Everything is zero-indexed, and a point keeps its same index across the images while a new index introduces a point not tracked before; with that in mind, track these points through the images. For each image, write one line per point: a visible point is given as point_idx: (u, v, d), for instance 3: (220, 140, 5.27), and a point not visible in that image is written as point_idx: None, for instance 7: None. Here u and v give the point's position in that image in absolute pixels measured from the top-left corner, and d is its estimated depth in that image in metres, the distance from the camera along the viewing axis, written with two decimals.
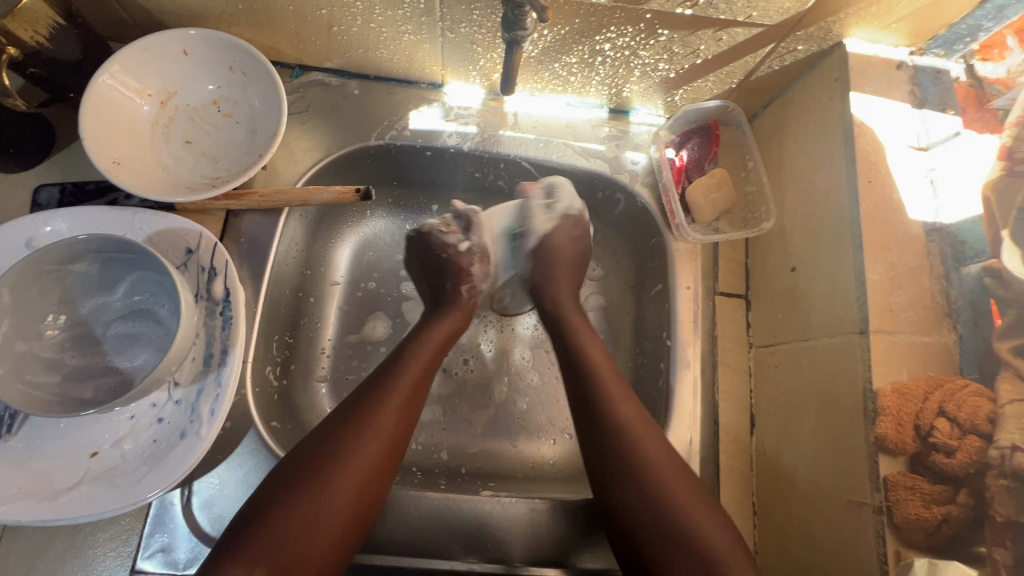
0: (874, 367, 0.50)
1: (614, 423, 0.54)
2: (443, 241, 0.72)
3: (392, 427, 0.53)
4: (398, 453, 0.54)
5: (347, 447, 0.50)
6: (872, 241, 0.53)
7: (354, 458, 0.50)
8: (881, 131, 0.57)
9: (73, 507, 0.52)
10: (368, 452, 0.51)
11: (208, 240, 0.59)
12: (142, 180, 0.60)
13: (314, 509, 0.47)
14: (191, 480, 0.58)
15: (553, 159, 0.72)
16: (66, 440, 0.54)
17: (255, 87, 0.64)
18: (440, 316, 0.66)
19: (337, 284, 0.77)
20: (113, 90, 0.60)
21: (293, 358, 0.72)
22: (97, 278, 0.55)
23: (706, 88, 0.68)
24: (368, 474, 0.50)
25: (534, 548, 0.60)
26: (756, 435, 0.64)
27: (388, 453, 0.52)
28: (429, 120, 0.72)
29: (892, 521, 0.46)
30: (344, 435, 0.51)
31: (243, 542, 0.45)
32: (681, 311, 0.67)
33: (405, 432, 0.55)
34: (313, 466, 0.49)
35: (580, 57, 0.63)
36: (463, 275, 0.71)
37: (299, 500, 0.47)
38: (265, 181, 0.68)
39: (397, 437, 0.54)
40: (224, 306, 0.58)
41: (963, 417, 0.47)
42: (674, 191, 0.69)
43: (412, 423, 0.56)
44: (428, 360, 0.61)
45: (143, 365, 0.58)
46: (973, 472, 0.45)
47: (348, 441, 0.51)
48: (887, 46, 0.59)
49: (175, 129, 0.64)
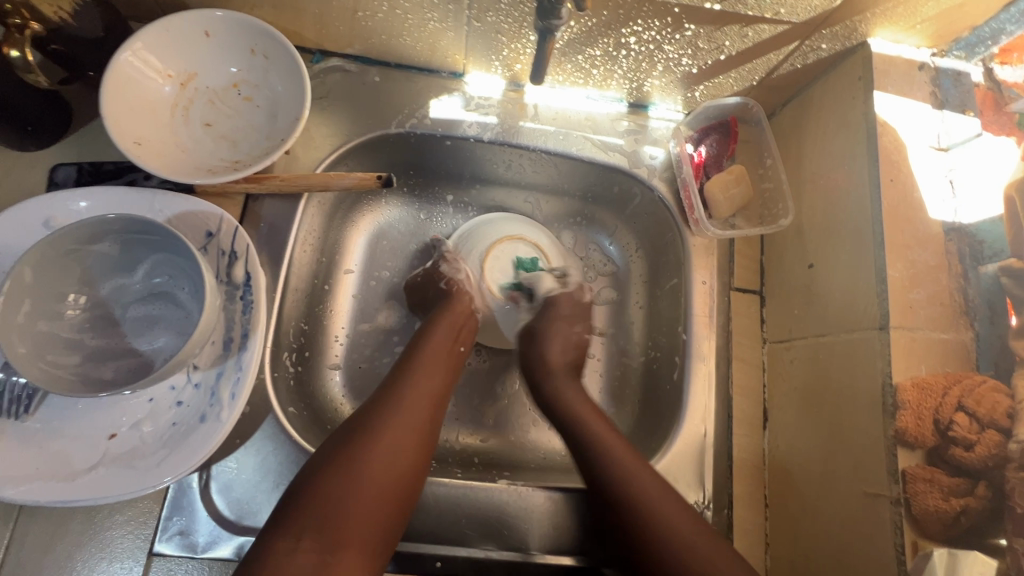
0: (894, 362, 0.50)
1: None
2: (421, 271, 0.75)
3: (418, 409, 0.55)
4: (429, 435, 0.55)
5: (379, 425, 0.52)
6: (893, 239, 0.54)
7: (388, 435, 0.51)
8: (903, 130, 0.58)
9: (92, 489, 0.52)
10: (400, 430, 0.53)
11: (229, 223, 0.58)
12: (162, 162, 0.59)
13: (355, 482, 0.47)
14: (209, 464, 0.58)
15: (572, 152, 0.72)
16: (84, 421, 0.54)
17: (277, 71, 0.63)
18: (451, 309, 0.68)
19: (350, 273, 0.77)
20: (135, 69, 0.59)
21: (308, 345, 0.71)
22: (118, 259, 0.55)
23: (727, 84, 0.68)
24: (403, 451, 0.51)
25: (550, 536, 0.61)
26: (768, 431, 0.64)
27: (419, 434, 0.54)
28: (449, 110, 0.72)
29: (910, 512, 0.47)
30: (379, 412, 0.53)
31: (288, 516, 0.45)
32: (697, 306, 0.68)
33: (433, 417, 0.57)
34: (349, 442, 0.50)
35: (604, 50, 0.63)
36: (439, 279, 0.73)
37: (340, 473, 0.48)
38: (284, 166, 0.68)
39: (425, 420, 0.55)
40: (245, 290, 0.58)
41: (982, 412, 0.48)
42: (693, 185, 0.69)
43: (439, 409, 0.58)
44: (445, 350, 0.63)
45: (163, 347, 0.58)
46: (991, 465, 0.47)
47: (380, 421, 0.53)
48: (910, 47, 0.60)
49: (194, 111, 0.63)
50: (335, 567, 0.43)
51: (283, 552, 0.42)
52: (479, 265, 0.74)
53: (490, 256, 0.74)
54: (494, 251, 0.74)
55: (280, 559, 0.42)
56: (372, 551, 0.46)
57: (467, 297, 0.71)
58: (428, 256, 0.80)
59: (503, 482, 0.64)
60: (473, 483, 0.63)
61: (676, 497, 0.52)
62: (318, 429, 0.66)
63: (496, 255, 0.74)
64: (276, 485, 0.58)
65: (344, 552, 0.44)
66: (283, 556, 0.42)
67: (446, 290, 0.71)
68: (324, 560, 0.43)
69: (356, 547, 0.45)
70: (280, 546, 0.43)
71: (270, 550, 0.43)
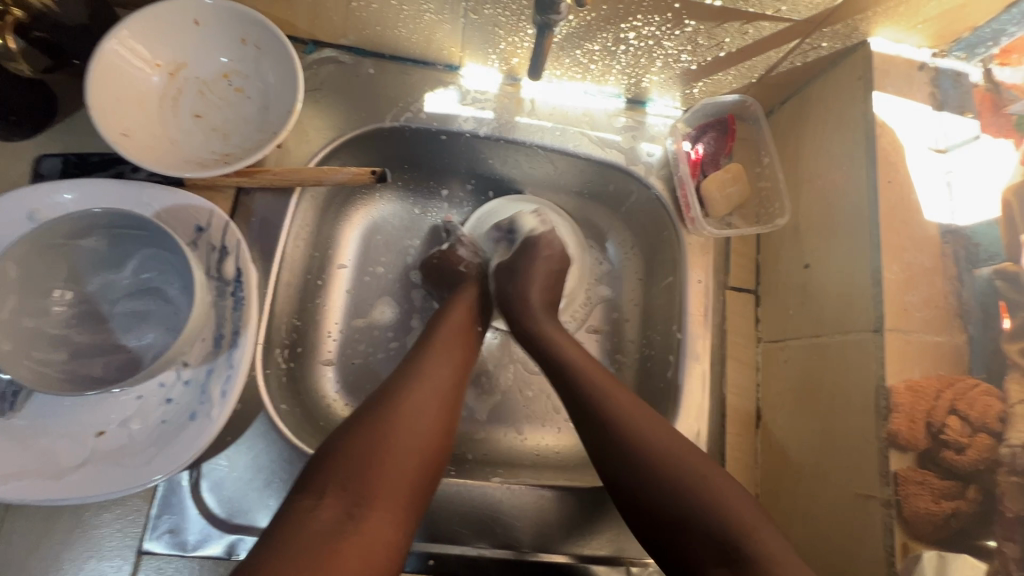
0: (888, 365, 0.51)
1: (623, 413, 0.52)
2: (438, 250, 0.75)
3: (440, 376, 0.56)
4: (453, 404, 0.55)
5: (403, 390, 0.53)
6: (889, 241, 0.54)
7: (410, 400, 0.52)
8: (901, 131, 0.57)
9: (79, 487, 0.51)
10: (423, 397, 0.53)
11: (219, 218, 0.57)
12: (151, 154, 0.58)
13: (379, 443, 0.48)
14: (199, 462, 0.57)
15: (569, 148, 0.72)
16: (72, 419, 0.53)
17: (268, 62, 0.62)
18: (468, 289, 0.69)
19: (343, 268, 0.76)
20: (122, 58, 0.57)
21: (300, 341, 0.71)
22: (106, 254, 0.54)
23: (726, 82, 0.68)
24: (427, 416, 0.52)
25: (542, 534, 0.61)
26: (761, 430, 0.64)
27: (442, 398, 0.54)
28: (445, 103, 0.71)
29: (901, 514, 0.48)
30: (402, 379, 0.54)
31: (312, 478, 0.46)
32: (692, 304, 0.67)
33: (457, 386, 0.57)
34: (372, 408, 0.51)
35: (603, 45, 0.62)
36: (457, 263, 0.72)
37: (362, 434, 0.48)
38: (277, 159, 0.66)
39: (449, 389, 0.56)
40: (236, 286, 0.57)
41: (974, 416, 0.48)
42: (690, 183, 0.69)
43: (461, 380, 0.58)
44: (463, 324, 0.64)
45: (151, 344, 0.56)
46: (983, 468, 0.47)
47: (403, 386, 0.53)
48: (910, 46, 0.59)
49: (184, 102, 0.61)
50: (358, 521, 0.43)
51: (306, 509, 0.43)
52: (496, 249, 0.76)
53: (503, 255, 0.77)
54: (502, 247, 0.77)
55: (301, 517, 0.43)
56: (400, 510, 0.46)
57: (481, 281, 0.72)
58: (438, 240, 0.80)
59: (497, 480, 0.64)
60: (467, 480, 0.63)
61: (668, 434, 0.51)
62: (310, 426, 0.65)
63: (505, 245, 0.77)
64: (267, 483, 0.58)
65: (368, 509, 0.44)
66: (305, 514, 0.43)
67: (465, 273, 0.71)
68: (347, 514, 0.43)
69: (381, 504, 0.45)
70: (302, 506, 0.44)
71: (294, 508, 0.44)
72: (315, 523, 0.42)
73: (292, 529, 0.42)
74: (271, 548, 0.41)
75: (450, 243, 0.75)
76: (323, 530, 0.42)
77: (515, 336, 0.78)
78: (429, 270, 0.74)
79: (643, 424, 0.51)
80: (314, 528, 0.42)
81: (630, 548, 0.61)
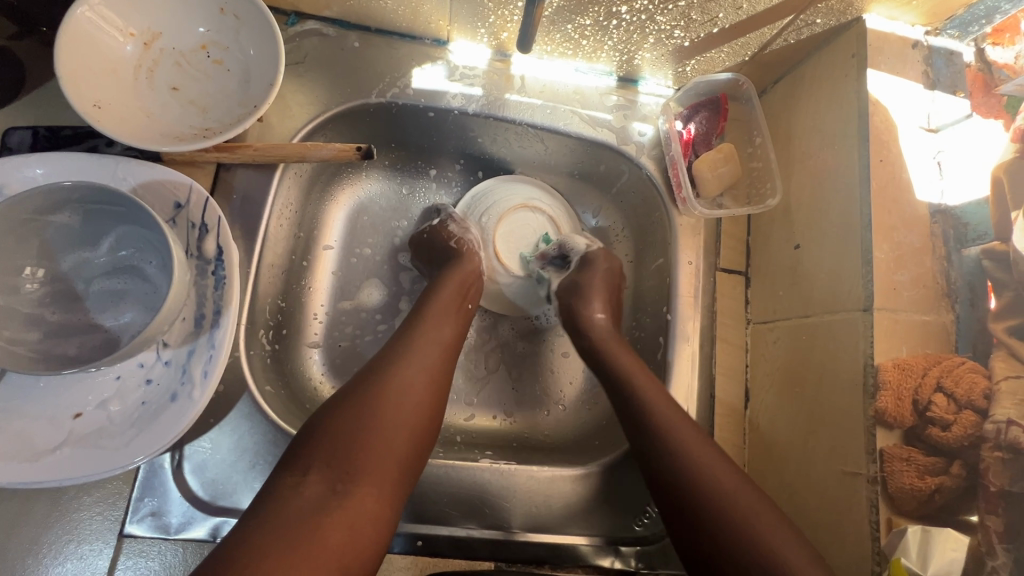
0: (876, 344, 0.51)
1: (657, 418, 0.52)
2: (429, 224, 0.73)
3: (428, 353, 0.55)
4: (442, 381, 0.54)
5: (391, 366, 0.52)
6: (880, 220, 0.54)
7: (397, 375, 0.51)
8: (894, 109, 0.57)
9: (56, 470, 0.50)
10: (411, 374, 0.52)
11: (198, 194, 0.55)
12: (125, 127, 0.55)
13: (366, 419, 0.47)
14: (182, 444, 0.56)
15: (559, 127, 0.70)
16: (47, 400, 0.51)
17: (248, 32, 0.60)
18: (461, 264, 0.67)
19: (329, 249, 0.74)
20: (93, 25, 0.55)
21: (286, 323, 0.69)
22: (80, 231, 0.52)
23: (719, 59, 0.67)
24: (414, 391, 0.51)
25: (531, 515, 0.61)
26: (749, 410, 0.65)
27: (430, 374, 0.53)
28: (433, 79, 0.69)
29: (886, 490, 0.48)
30: (389, 355, 0.53)
31: (297, 454, 0.45)
32: (682, 285, 0.67)
33: (445, 363, 0.56)
34: (359, 384, 0.50)
35: (595, 19, 0.61)
36: (447, 238, 0.71)
37: (348, 411, 0.47)
38: (258, 135, 0.64)
39: (438, 365, 0.54)
40: (217, 265, 0.55)
41: (959, 393, 0.48)
42: (681, 163, 0.68)
43: (451, 356, 0.57)
44: (452, 301, 0.62)
45: (130, 323, 0.55)
46: (967, 445, 0.47)
47: (391, 362, 0.52)
48: (904, 24, 0.59)
49: (159, 73, 0.59)
50: (343, 496, 0.43)
51: (290, 486, 0.43)
52: (495, 226, 0.75)
53: (498, 238, 0.75)
54: (500, 229, 0.75)
55: (286, 493, 0.42)
56: (387, 486, 0.45)
57: (476, 256, 0.70)
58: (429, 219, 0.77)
59: (487, 462, 0.64)
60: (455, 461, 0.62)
61: (707, 441, 0.50)
62: (296, 409, 0.64)
63: (503, 228, 0.75)
64: (252, 465, 0.57)
65: (354, 485, 0.44)
66: (289, 490, 0.42)
67: (457, 248, 0.69)
68: (332, 490, 0.43)
69: (367, 480, 0.44)
70: (288, 482, 0.43)
71: (278, 485, 0.43)
72: (299, 499, 0.42)
73: (275, 505, 0.42)
74: (255, 522, 0.40)
75: (440, 219, 0.74)
76: (308, 506, 0.42)
77: (506, 319, 0.77)
78: (420, 245, 0.73)
79: (691, 433, 0.51)
80: (299, 503, 0.42)
81: (619, 527, 0.62)
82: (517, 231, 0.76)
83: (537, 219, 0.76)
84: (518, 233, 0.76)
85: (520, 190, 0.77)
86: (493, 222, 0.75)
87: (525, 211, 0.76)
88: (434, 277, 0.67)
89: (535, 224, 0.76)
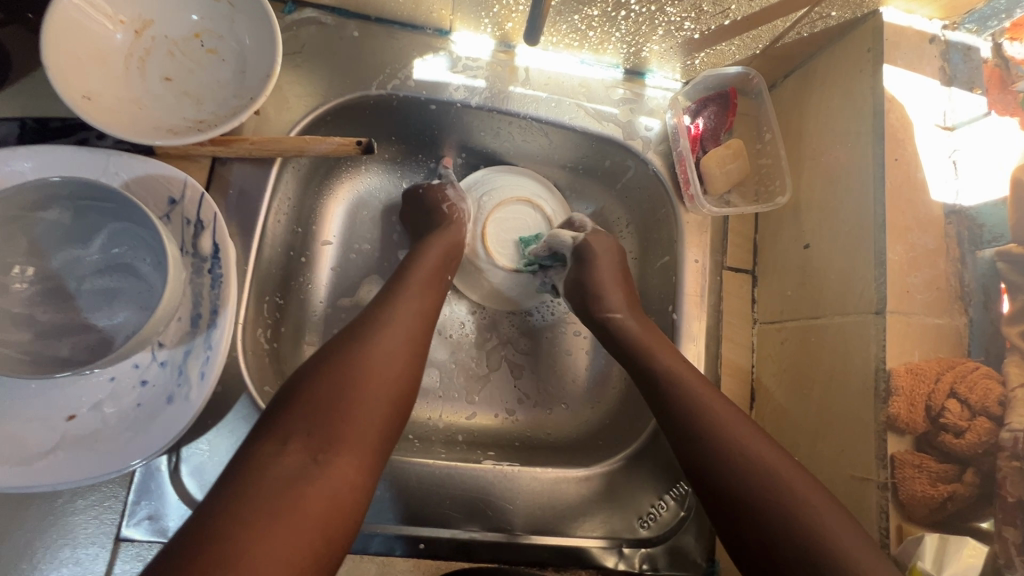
0: (889, 347, 0.50)
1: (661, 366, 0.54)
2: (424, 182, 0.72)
3: (409, 320, 0.53)
4: (421, 348, 0.53)
5: (370, 332, 0.50)
6: (894, 220, 0.53)
7: (376, 342, 0.49)
8: (910, 106, 0.55)
9: (50, 474, 0.49)
10: (391, 341, 0.50)
11: (194, 189, 0.54)
12: (116, 119, 0.53)
13: (345, 387, 0.46)
14: (178, 446, 0.55)
15: (564, 121, 0.68)
16: (40, 401, 0.50)
17: (244, 20, 0.57)
18: (444, 233, 0.66)
19: (328, 244, 0.73)
20: (82, 12, 0.53)
21: (284, 320, 0.68)
22: (71, 228, 0.50)
23: (729, 52, 0.65)
24: (395, 359, 0.49)
25: (535, 517, 0.60)
26: (755, 411, 0.64)
27: (410, 341, 0.52)
28: (435, 71, 0.67)
29: (896, 496, 0.48)
30: (367, 322, 0.51)
31: (274, 423, 0.44)
32: (688, 284, 0.66)
33: (425, 330, 0.54)
34: (337, 351, 0.48)
35: (603, 10, 0.59)
36: (441, 201, 0.69)
37: (326, 376, 0.46)
38: (254, 128, 0.62)
39: (418, 334, 0.53)
40: (213, 262, 0.54)
41: (974, 399, 0.47)
42: (689, 158, 0.66)
43: (431, 324, 0.56)
44: (435, 270, 0.61)
45: (123, 323, 0.53)
46: (981, 452, 0.47)
47: (371, 329, 0.51)
48: (922, 18, 0.57)
49: (151, 62, 0.57)
50: (324, 465, 0.42)
51: (268, 454, 0.41)
52: (491, 211, 0.73)
53: (491, 221, 0.73)
54: (495, 214, 0.74)
55: (265, 461, 0.41)
56: (367, 455, 0.44)
57: (464, 229, 0.69)
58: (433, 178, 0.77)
59: (489, 463, 0.63)
60: (456, 463, 0.62)
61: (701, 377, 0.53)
62: None
63: (499, 214, 0.74)
64: None
65: (335, 454, 0.43)
66: (267, 459, 0.41)
67: (446, 214, 0.68)
68: (312, 460, 0.42)
69: (347, 449, 0.43)
70: (266, 451, 0.42)
71: (255, 455, 0.42)
72: (278, 468, 0.41)
73: (253, 475, 0.40)
74: (234, 492, 0.39)
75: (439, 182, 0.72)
76: (287, 475, 0.40)
77: (507, 317, 0.76)
78: (411, 210, 0.72)
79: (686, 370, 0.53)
80: (278, 472, 0.40)
81: (623, 528, 0.61)
82: (513, 222, 0.74)
83: (537, 215, 0.75)
84: (513, 223, 0.74)
85: (528, 185, 0.76)
86: (490, 206, 0.73)
87: (528, 205, 0.75)
88: (417, 245, 0.65)
89: (534, 220, 0.75)
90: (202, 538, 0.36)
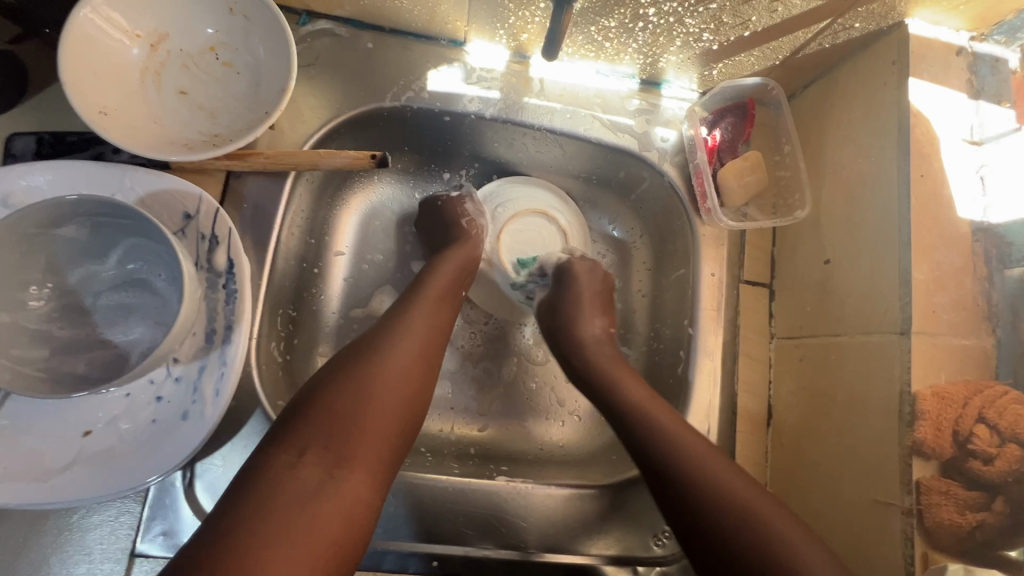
0: (914, 369, 0.49)
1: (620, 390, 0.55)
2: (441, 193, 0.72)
3: (423, 335, 0.53)
4: (433, 365, 0.52)
5: (386, 346, 0.50)
6: (920, 239, 0.51)
7: (393, 358, 0.49)
8: (936, 121, 0.54)
9: (67, 489, 0.49)
10: (405, 356, 0.50)
11: (209, 205, 0.54)
12: (131, 134, 0.53)
13: (362, 402, 0.45)
14: (193, 462, 0.55)
15: (579, 132, 0.67)
16: (56, 418, 0.50)
17: (258, 34, 0.57)
18: (461, 247, 0.65)
19: (341, 255, 0.72)
20: (98, 27, 0.53)
21: (297, 332, 0.68)
22: (87, 245, 0.50)
23: (748, 63, 0.64)
24: (410, 376, 0.49)
25: (548, 534, 0.60)
26: (772, 427, 0.63)
27: (424, 358, 0.51)
28: (449, 82, 0.66)
29: (921, 523, 0.47)
30: (382, 335, 0.51)
31: (288, 434, 0.43)
32: (704, 298, 0.65)
33: (437, 346, 0.54)
34: (351, 363, 0.48)
35: (620, 22, 0.58)
36: (459, 215, 0.69)
37: (342, 389, 0.45)
38: (268, 141, 0.62)
39: (432, 351, 0.53)
40: (228, 278, 0.54)
41: (1004, 425, 0.46)
42: (707, 171, 0.65)
43: (442, 340, 0.55)
44: (450, 282, 0.61)
45: (139, 339, 0.53)
46: (1010, 481, 0.46)
47: (387, 344, 0.50)
48: (949, 29, 0.55)
49: (166, 76, 0.57)
50: (339, 481, 0.41)
51: (283, 466, 0.41)
52: (506, 223, 0.73)
53: (506, 234, 0.74)
54: (510, 227, 0.74)
55: (280, 475, 0.40)
56: (378, 472, 0.44)
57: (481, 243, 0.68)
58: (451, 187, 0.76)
59: (503, 479, 0.63)
60: (471, 480, 0.62)
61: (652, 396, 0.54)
62: None
63: (514, 226, 0.74)
64: None
65: (350, 470, 0.42)
66: (282, 472, 0.40)
67: (465, 228, 0.68)
68: (327, 475, 0.41)
69: (361, 466, 0.43)
70: (281, 464, 0.41)
71: (269, 466, 0.41)
72: (294, 482, 0.40)
73: (267, 488, 0.39)
74: (245, 507, 0.38)
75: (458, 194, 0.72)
76: (302, 489, 0.40)
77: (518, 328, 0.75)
78: (427, 223, 0.71)
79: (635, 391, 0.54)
80: (294, 486, 0.40)
81: (638, 548, 0.60)
82: (527, 234, 0.74)
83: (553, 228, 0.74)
84: (528, 235, 0.74)
85: (544, 197, 0.75)
86: (506, 219, 0.73)
87: (544, 219, 0.74)
88: (432, 258, 0.64)
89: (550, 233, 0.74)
90: (215, 558, 0.35)
